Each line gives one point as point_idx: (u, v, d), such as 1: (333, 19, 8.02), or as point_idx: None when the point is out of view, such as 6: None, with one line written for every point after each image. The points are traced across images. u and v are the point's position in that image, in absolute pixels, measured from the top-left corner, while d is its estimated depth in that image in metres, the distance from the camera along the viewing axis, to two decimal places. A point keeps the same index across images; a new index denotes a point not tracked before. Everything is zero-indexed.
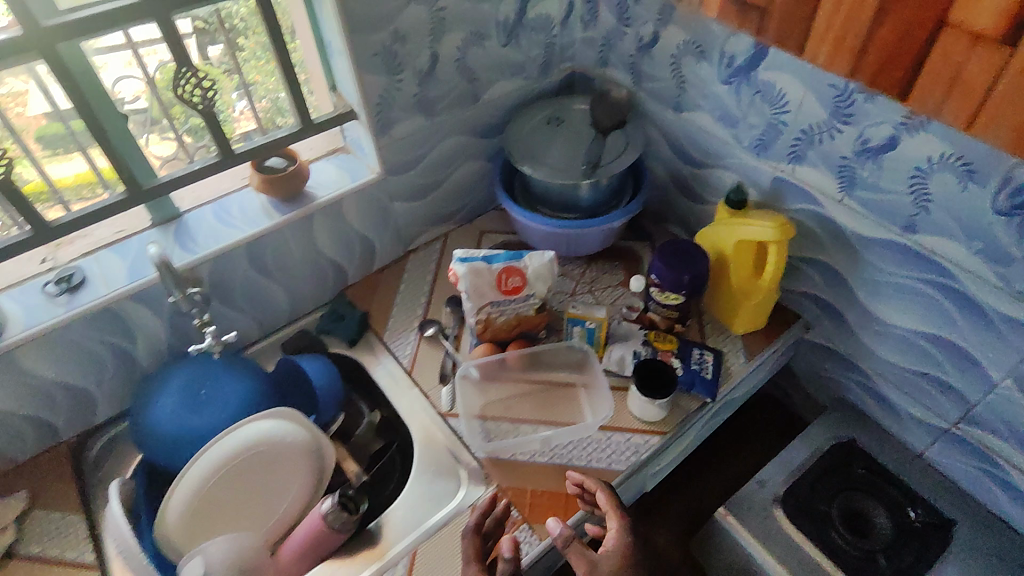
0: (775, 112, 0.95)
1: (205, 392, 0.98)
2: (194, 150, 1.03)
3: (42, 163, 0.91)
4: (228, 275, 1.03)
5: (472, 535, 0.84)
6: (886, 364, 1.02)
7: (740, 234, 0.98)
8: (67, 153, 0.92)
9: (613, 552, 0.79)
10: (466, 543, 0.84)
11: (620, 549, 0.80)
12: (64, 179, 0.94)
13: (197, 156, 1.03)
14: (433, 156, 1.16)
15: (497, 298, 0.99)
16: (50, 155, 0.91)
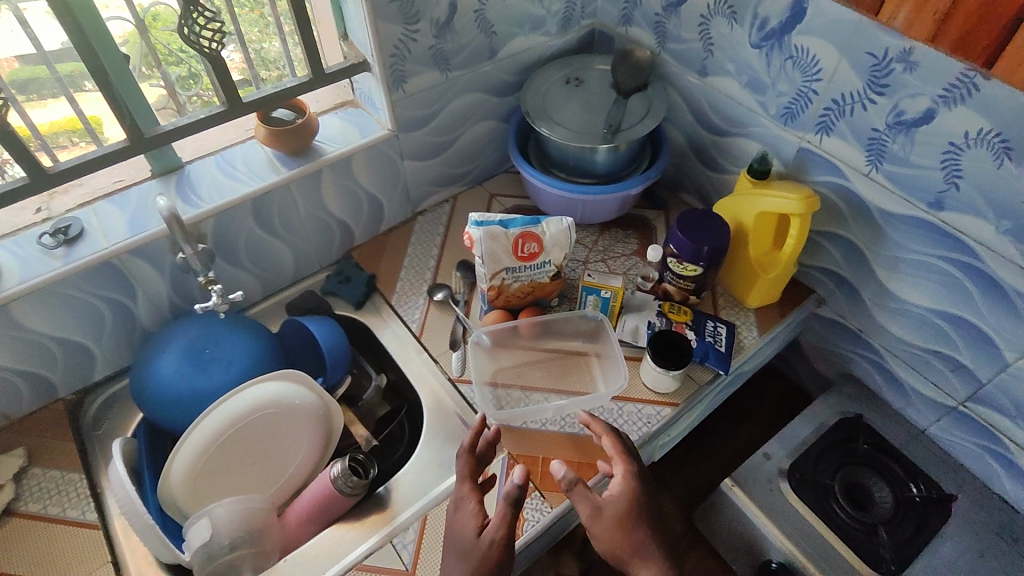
0: (806, 80, 0.92)
1: (210, 352, 0.96)
2: (185, 100, 0.98)
3: (23, 107, 0.86)
4: (233, 231, 0.99)
5: (468, 455, 0.84)
6: (898, 342, 1.02)
7: (762, 206, 0.96)
8: (42, 98, 0.86)
9: (618, 496, 0.79)
10: (460, 461, 0.84)
11: (626, 497, 0.79)
12: (47, 125, 0.89)
13: (187, 107, 0.98)
14: (446, 113, 1.11)
15: (512, 265, 0.97)
16: (29, 100, 0.86)
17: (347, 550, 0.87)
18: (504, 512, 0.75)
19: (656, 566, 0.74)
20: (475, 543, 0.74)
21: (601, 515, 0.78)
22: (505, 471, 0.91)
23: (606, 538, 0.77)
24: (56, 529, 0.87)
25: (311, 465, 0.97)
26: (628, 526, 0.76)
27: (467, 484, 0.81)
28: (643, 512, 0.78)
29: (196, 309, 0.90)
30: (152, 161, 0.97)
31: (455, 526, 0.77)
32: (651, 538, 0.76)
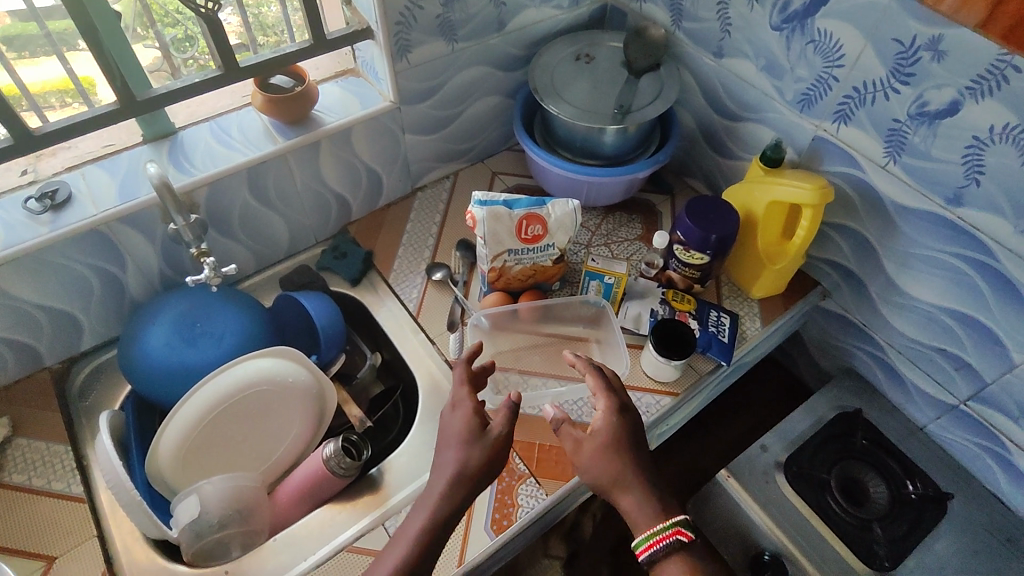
0: (827, 66, 0.89)
1: (201, 326, 0.93)
2: (180, 63, 0.93)
3: (12, 65, 0.81)
4: (227, 201, 0.96)
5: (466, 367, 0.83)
6: (902, 338, 1.00)
7: (773, 195, 0.94)
8: (34, 56, 0.82)
9: (602, 431, 0.79)
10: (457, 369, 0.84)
11: (608, 431, 0.79)
12: (37, 85, 0.84)
13: (182, 70, 0.93)
14: (451, 86, 1.07)
15: (515, 247, 0.94)
16: (18, 57, 0.81)
17: (339, 530, 0.85)
18: (507, 415, 0.77)
19: (636, 495, 0.75)
20: (474, 439, 0.76)
21: (581, 450, 0.80)
22: None
23: (589, 467, 0.78)
24: (40, 501, 0.86)
25: (303, 443, 0.95)
26: (611, 455, 0.77)
27: (466, 388, 0.81)
28: (628, 443, 0.78)
29: (187, 281, 0.86)
30: (143, 126, 0.93)
31: (449, 427, 0.78)
32: (635, 469, 0.77)
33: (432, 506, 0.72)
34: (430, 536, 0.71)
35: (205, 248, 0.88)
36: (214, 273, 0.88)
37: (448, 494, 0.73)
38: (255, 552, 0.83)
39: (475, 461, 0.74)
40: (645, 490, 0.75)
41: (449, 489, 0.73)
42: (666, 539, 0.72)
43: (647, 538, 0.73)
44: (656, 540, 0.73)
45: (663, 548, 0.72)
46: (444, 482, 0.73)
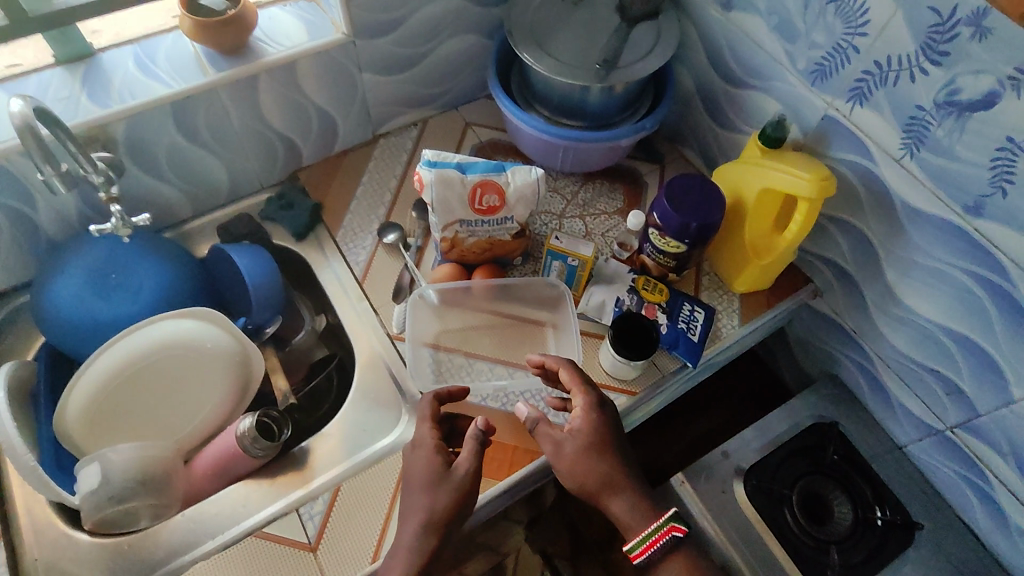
0: (848, 31, 0.75)
1: (116, 277, 0.85)
2: None
3: None
4: (150, 138, 0.85)
5: (431, 401, 0.78)
6: (893, 351, 0.91)
7: (767, 182, 0.82)
8: None
9: (579, 433, 0.74)
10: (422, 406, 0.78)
11: (588, 431, 0.74)
12: None
13: None
14: (417, 20, 0.93)
15: (468, 217, 0.84)
16: None
17: (252, 512, 0.79)
18: (473, 447, 0.72)
19: (626, 496, 0.72)
20: (443, 476, 0.71)
21: (562, 453, 0.74)
22: None
23: (573, 471, 0.73)
24: None
25: (227, 412, 0.87)
26: (595, 458, 0.73)
27: (428, 426, 0.76)
28: (611, 442, 0.74)
29: (90, 230, 0.77)
30: (54, 45, 0.81)
31: (412, 468, 0.73)
32: (620, 468, 0.73)
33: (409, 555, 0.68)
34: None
35: (116, 193, 0.79)
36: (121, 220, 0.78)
37: (422, 536, 0.69)
38: (158, 527, 0.77)
39: (446, 500, 0.70)
40: (633, 489, 0.73)
41: (423, 533, 0.68)
42: (660, 537, 0.71)
43: (643, 540, 0.72)
44: (650, 540, 0.71)
45: (658, 545, 0.71)
46: (415, 526, 0.69)
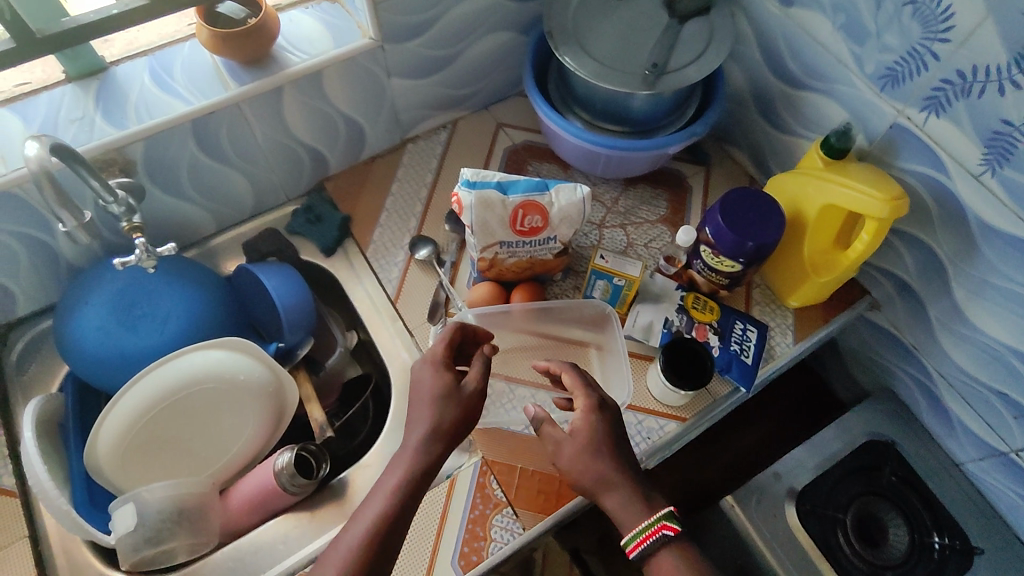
0: (926, 36, 0.68)
1: (141, 307, 0.80)
2: None
3: None
4: (169, 158, 0.80)
5: (454, 326, 0.74)
6: (956, 370, 0.86)
7: (831, 198, 0.76)
8: None
9: (580, 434, 0.67)
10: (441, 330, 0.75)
11: (590, 434, 0.67)
12: None
13: None
14: (447, 19, 0.87)
15: (508, 239, 0.78)
16: None
17: (291, 549, 0.77)
18: (481, 368, 0.70)
19: (622, 492, 0.64)
20: (452, 390, 0.68)
21: (562, 454, 0.67)
22: (473, 495, 0.78)
23: (571, 471, 0.66)
24: None
25: (264, 439, 0.84)
26: (594, 457, 0.65)
27: (440, 343, 0.72)
28: (612, 440, 0.67)
29: (114, 263, 0.73)
30: (65, 62, 0.76)
31: (417, 382, 0.70)
32: (620, 467, 0.65)
33: (405, 465, 0.64)
34: (408, 492, 0.63)
35: (139, 223, 0.74)
36: (147, 253, 0.74)
37: (424, 447, 0.65)
38: (198, 564, 0.75)
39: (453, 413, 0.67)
40: (632, 486, 0.64)
41: (427, 441, 0.65)
42: (655, 535, 0.61)
43: (635, 536, 0.62)
44: (644, 537, 0.62)
45: (654, 545, 0.62)
46: (419, 437, 0.65)
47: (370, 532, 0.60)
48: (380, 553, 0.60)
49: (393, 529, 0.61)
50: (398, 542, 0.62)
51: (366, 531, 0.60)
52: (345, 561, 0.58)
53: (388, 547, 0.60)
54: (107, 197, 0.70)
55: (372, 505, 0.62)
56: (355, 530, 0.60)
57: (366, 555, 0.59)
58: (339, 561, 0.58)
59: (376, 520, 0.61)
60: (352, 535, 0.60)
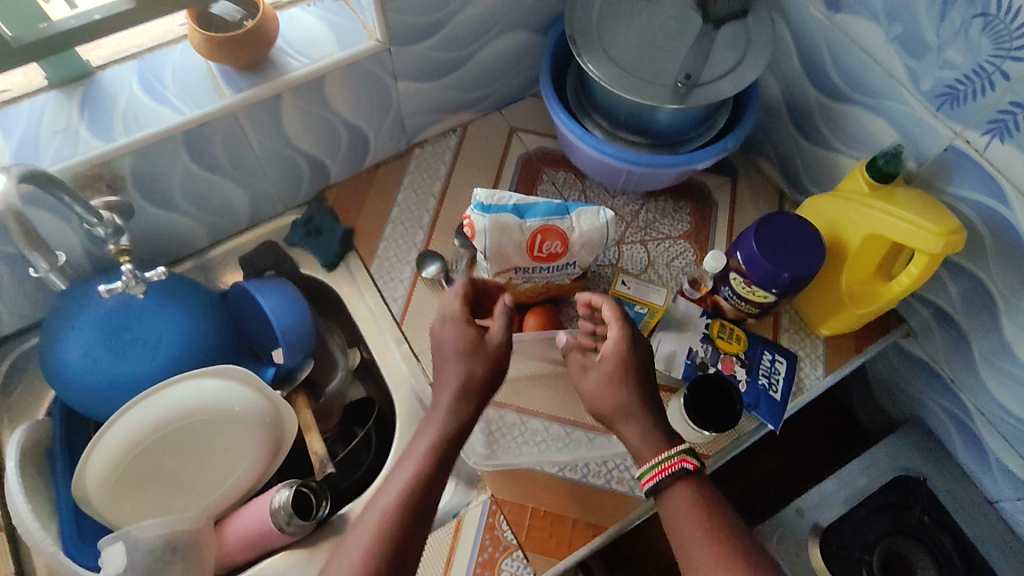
0: (996, 54, 0.60)
1: (131, 331, 0.75)
2: None
3: None
4: (160, 172, 0.74)
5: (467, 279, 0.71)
6: (998, 408, 0.80)
7: (876, 228, 0.70)
8: None
9: (606, 359, 0.67)
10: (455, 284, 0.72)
11: (617, 360, 0.67)
12: None
13: None
14: (460, 20, 0.80)
15: (525, 265, 0.73)
16: None
17: None
18: (504, 319, 0.67)
19: (640, 425, 0.64)
20: (478, 343, 0.66)
21: (586, 377, 0.68)
22: (481, 537, 0.73)
23: (592, 395, 0.67)
24: None
25: (259, 472, 0.80)
26: (618, 384, 0.65)
27: (457, 300, 0.69)
28: (636, 368, 0.66)
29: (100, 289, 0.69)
30: (45, 68, 0.70)
31: (438, 334, 0.68)
32: (644, 402, 0.65)
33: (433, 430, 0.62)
34: (440, 456, 0.61)
35: (126, 245, 0.70)
36: (134, 278, 0.70)
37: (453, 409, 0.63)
38: None
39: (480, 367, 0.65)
40: (651, 419, 0.64)
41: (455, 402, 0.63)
42: (673, 468, 0.60)
43: (652, 467, 0.61)
44: (662, 470, 0.61)
45: (671, 478, 0.61)
46: (446, 403, 0.63)
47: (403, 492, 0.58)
48: (417, 515, 0.57)
49: (428, 490, 0.59)
50: (434, 506, 0.59)
51: (398, 492, 0.58)
52: (379, 523, 0.56)
53: (424, 514, 0.58)
54: (91, 219, 0.65)
55: (403, 469, 0.60)
56: (387, 493, 0.58)
57: (401, 518, 0.57)
58: (374, 523, 0.56)
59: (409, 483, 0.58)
60: (386, 496, 0.58)
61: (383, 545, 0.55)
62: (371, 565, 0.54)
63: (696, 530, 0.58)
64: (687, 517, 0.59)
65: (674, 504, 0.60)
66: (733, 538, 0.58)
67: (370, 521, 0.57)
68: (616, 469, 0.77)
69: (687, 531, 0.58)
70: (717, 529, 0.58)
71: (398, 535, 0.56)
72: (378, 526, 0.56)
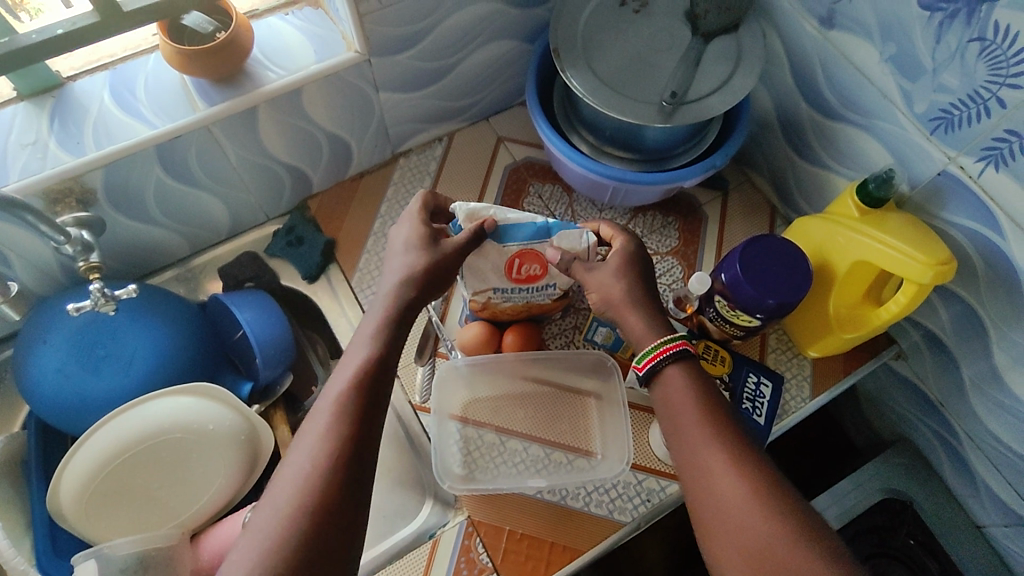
0: (993, 79, 0.58)
1: (104, 346, 0.74)
2: None
3: None
4: (133, 185, 0.72)
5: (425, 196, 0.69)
6: (988, 436, 0.78)
7: (865, 254, 0.68)
8: None
9: (614, 257, 0.67)
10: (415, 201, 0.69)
11: (621, 255, 0.67)
12: None
13: None
14: (442, 30, 0.77)
15: (502, 286, 0.71)
16: None
17: None
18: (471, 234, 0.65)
19: (642, 313, 0.64)
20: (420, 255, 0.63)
21: (592, 273, 0.66)
22: (457, 560, 0.71)
23: (599, 285, 0.66)
24: None
25: (235, 487, 0.78)
26: (626, 274, 0.66)
27: (417, 205, 0.68)
28: (638, 264, 0.67)
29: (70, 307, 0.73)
30: (15, 80, 0.69)
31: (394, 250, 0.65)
32: (646, 289, 0.66)
33: (370, 340, 0.57)
34: (382, 363, 0.56)
35: (96, 261, 0.73)
36: (103, 296, 0.73)
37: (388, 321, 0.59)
38: None
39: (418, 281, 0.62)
40: (650, 306, 0.65)
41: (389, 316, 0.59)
42: (671, 351, 0.60)
43: (652, 348, 0.61)
44: (662, 351, 0.61)
45: (669, 359, 0.60)
46: (377, 319, 0.59)
47: (348, 395, 0.52)
48: (367, 419, 0.52)
49: (375, 394, 0.54)
50: (382, 414, 0.54)
51: (342, 395, 0.52)
52: (325, 430, 0.50)
53: (376, 421, 0.52)
54: (58, 237, 0.67)
55: (341, 376, 0.54)
56: (329, 396, 0.53)
57: (353, 423, 0.51)
58: (320, 433, 0.50)
59: (353, 386, 0.53)
60: (328, 401, 0.52)
61: (334, 452, 0.49)
62: (322, 473, 0.48)
63: (689, 409, 0.57)
64: (681, 395, 0.58)
65: (669, 384, 0.60)
66: (728, 418, 0.57)
67: (314, 431, 0.50)
68: (595, 492, 0.75)
69: (680, 407, 0.58)
70: (712, 408, 0.57)
71: (349, 442, 0.50)
72: (325, 434, 0.50)
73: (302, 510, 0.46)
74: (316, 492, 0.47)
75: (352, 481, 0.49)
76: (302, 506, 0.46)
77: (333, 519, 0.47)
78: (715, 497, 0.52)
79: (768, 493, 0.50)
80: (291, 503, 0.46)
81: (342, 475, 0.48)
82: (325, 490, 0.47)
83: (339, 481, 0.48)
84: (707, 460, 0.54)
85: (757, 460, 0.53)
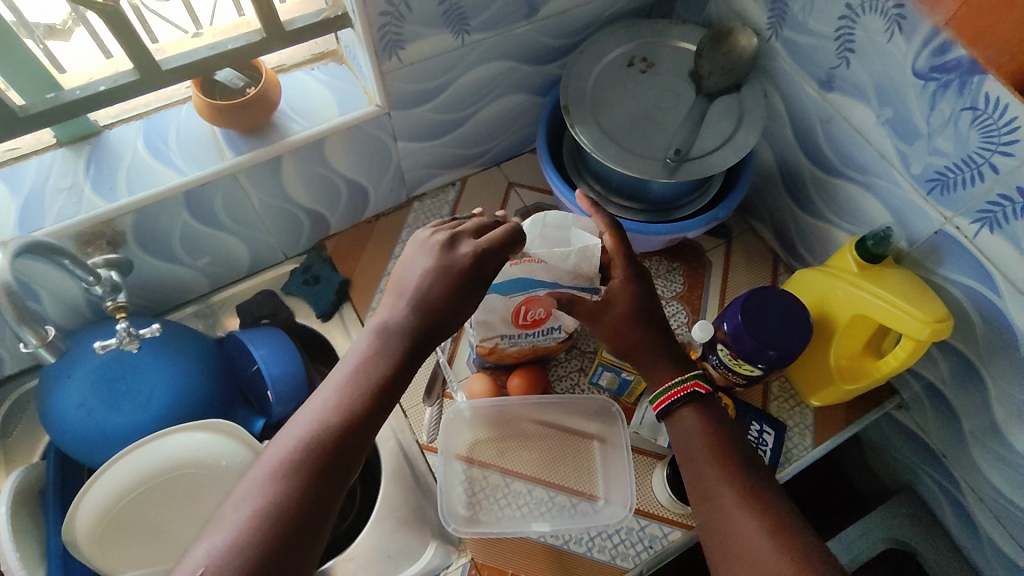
0: (985, 146, 0.60)
1: (125, 382, 0.76)
2: None
3: None
4: (161, 228, 0.76)
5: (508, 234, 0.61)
6: (990, 488, 0.78)
7: (864, 308, 0.70)
8: None
9: (614, 304, 0.68)
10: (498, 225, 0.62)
11: (627, 301, 0.68)
12: None
13: None
14: (460, 85, 0.81)
15: (509, 332, 0.74)
16: None
17: None
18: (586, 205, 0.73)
19: (660, 357, 0.67)
20: (417, 304, 0.58)
21: (602, 320, 0.69)
22: None
23: (609, 337, 0.69)
24: None
25: None
26: (633, 326, 0.68)
27: (459, 257, 0.59)
28: (647, 310, 0.68)
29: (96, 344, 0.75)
30: (54, 128, 0.73)
31: (417, 287, 0.59)
32: (653, 338, 0.68)
33: (352, 370, 0.56)
34: (365, 404, 0.54)
35: (123, 301, 0.77)
36: (128, 334, 0.76)
37: (377, 358, 0.56)
38: None
39: (424, 322, 0.58)
40: (669, 355, 0.67)
41: (380, 355, 0.57)
42: (678, 395, 0.63)
43: (665, 390, 0.64)
44: (672, 395, 0.63)
45: (680, 402, 0.63)
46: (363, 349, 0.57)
47: (315, 430, 0.52)
48: (331, 460, 0.51)
49: (347, 434, 0.53)
50: (353, 463, 0.53)
51: (308, 430, 0.52)
52: (279, 465, 0.50)
53: (343, 457, 0.52)
54: (89, 278, 0.71)
55: (319, 403, 0.54)
56: (300, 424, 0.53)
57: (315, 456, 0.51)
58: (277, 461, 0.50)
59: (321, 424, 0.52)
60: (294, 431, 0.52)
61: (290, 489, 0.49)
62: (271, 507, 0.48)
63: (701, 446, 0.60)
64: (695, 435, 0.61)
65: (685, 426, 0.62)
66: (738, 455, 0.59)
67: (274, 456, 0.51)
68: (598, 536, 0.76)
69: (695, 451, 0.60)
70: (722, 446, 0.60)
71: (302, 480, 0.50)
72: (278, 467, 0.50)
73: (244, 545, 0.46)
74: (259, 528, 0.47)
75: (302, 521, 0.48)
76: (253, 535, 0.47)
77: (279, 557, 0.47)
78: (721, 530, 0.56)
79: (772, 524, 0.54)
80: (239, 527, 0.47)
81: (292, 514, 0.48)
82: (266, 529, 0.47)
83: (291, 520, 0.48)
84: (719, 498, 0.57)
85: (765, 495, 0.56)
